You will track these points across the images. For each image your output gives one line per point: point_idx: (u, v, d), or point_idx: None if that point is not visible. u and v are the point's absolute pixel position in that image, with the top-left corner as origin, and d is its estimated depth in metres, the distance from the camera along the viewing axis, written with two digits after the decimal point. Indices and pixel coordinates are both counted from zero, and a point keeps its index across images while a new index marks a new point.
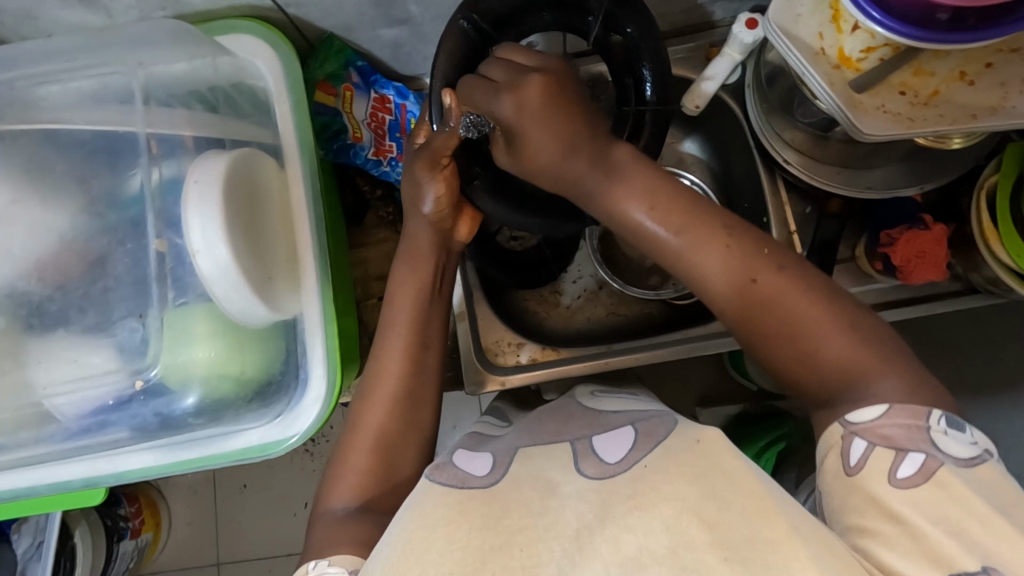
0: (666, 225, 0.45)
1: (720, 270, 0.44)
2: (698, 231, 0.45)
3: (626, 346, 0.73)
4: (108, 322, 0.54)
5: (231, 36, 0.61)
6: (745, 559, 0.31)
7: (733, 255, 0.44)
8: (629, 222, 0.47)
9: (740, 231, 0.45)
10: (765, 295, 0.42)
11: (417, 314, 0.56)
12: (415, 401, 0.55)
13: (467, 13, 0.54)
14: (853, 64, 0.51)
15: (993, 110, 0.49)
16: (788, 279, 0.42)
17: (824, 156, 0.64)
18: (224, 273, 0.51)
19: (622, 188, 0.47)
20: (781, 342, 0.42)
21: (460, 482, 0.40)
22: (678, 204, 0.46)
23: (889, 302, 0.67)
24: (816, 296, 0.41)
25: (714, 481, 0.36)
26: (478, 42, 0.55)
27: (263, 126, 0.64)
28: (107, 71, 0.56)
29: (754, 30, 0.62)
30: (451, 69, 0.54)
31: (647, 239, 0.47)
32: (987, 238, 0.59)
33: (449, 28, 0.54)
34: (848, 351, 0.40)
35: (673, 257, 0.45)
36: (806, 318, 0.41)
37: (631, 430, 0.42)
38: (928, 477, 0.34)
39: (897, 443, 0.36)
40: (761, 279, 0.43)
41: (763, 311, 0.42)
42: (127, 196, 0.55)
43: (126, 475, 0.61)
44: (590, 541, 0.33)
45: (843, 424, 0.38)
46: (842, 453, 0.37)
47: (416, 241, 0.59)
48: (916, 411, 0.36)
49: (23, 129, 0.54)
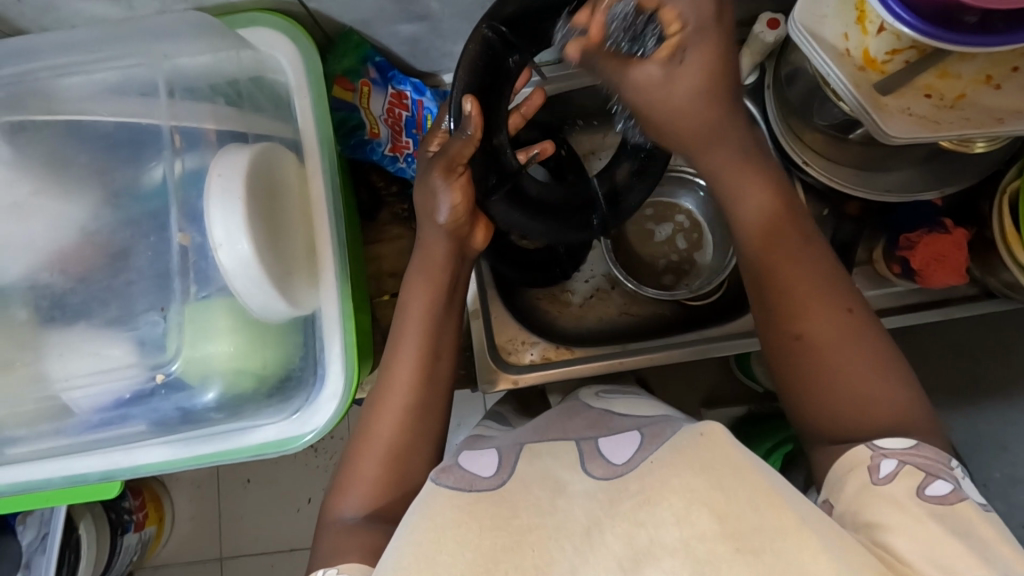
0: (791, 222, 0.48)
1: (822, 289, 0.46)
2: (810, 246, 0.48)
3: (641, 347, 0.73)
4: (132, 314, 0.54)
5: (252, 30, 0.61)
6: (757, 549, 0.32)
7: (829, 282, 0.47)
8: (756, 203, 0.48)
9: (839, 269, 0.48)
10: (848, 324, 0.45)
11: (429, 323, 0.56)
12: (424, 411, 0.54)
13: (492, 22, 0.52)
14: (878, 66, 0.50)
15: (1019, 113, 0.49)
16: (868, 324, 0.46)
17: (843, 157, 0.63)
18: (246, 268, 0.51)
19: (744, 176, 0.47)
20: (843, 370, 0.44)
21: (467, 485, 0.39)
22: (800, 219, 0.49)
23: (902, 306, 0.68)
24: (883, 348, 0.45)
25: (720, 474, 0.34)
26: (499, 50, 0.52)
27: (284, 121, 0.64)
28: (130, 62, 0.56)
29: (777, 29, 0.61)
30: (472, 77, 0.51)
31: (763, 224, 0.48)
32: (1009, 242, 0.59)
33: (472, 35, 0.51)
34: (895, 403, 0.43)
35: (784, 251, 0.47)
36: (870, 362, 0.44)
37: (638, 434, 0.41)
38: (954, 501, 0.36)
39: (926, 469, 0.38)
40: (855, 312, 0.46)
41: (839, 338, 0.45)
42: (148, 188, 0.54)
43: (141, 469, 0.60)
44: (601, 535, 0.34)
45: (871, 447, 0.40)
46: (870, 467, 0.39)
47: (430, 250, 0.57)
48: (940, 453, 0.39)
49: (46, 121, 0.54)
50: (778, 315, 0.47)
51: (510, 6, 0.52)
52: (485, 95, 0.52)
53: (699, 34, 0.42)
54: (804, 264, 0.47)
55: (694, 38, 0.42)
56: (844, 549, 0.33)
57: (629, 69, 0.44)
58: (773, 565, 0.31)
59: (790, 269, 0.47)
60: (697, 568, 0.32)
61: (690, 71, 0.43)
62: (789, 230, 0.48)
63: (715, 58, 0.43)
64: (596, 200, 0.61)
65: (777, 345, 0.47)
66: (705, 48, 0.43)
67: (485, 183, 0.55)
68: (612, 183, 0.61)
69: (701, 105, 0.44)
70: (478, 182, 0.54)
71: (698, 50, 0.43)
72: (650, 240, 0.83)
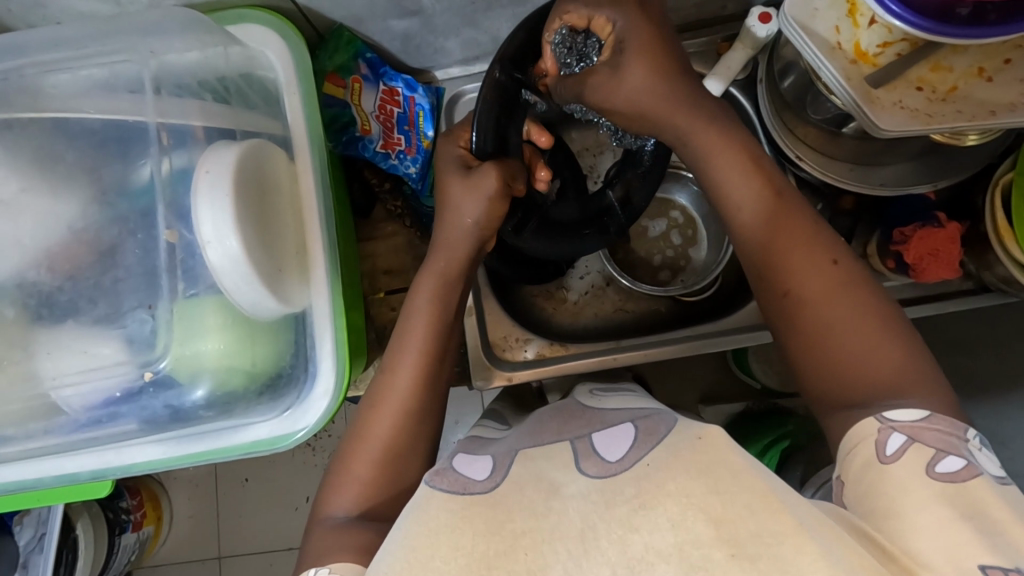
0: (766, 179, 0.48)
1: (808, 243, 0.47)
2: (791, 201, 0.48)
3: (636, 342, 0.72)
4: (118, 313, 0.54)
5: (242, 26, 0.61)
6: (751, 556, 0.32)
7: (812, 239, 0.47)
8: (721, 171, 0.49)
9: (823, 225, 0.48)
10: (839, 275, 0.45)
11: (446, 314, 0.56)
12: (426, 414, 0.54)
13: (502, 65, 0.57)
14: (870, 60, 0.50)
15: (1011, 106, 0.49)
16: (862, 275, 0.46)
17: (836, 151, 0.63)
18: (234, 265, 0.51)
19: (712, 149, 0.50)
20: (830, 327, 0.44)
21: (462, 488, 0.39)
22: (777, 174, 0.49)
23: (899, 301, 0.67)
24: (874, 298, 0.44)
25: (717, 476, 0.35)
26: (513, 91, 0.57)
27: (274, 118, 0.63)
28: (117, 59, 0.55)
29: (768, 24, 0.61)
30: (492, 118, 0.57)
31: (728, 194, 0.49)
32: (1002, 236, 0.59)
33: (486, 81, 0.56)
34: (897, 356, 0.42)
35: (757, 212, 0.48)
36: (865, 314, 0.44)
37: (632, 428, 0.41)
38: (966, 478, 0.35)
39: (938, 446, 0.37)
40: (841, 263, 0.46)
41: (826, 295, 0.45)
42: (136, 187, 0.54)
43: (133, 468, 0.61)
44: (596, 541, 0.33)
45: (881, 419, 0.39)
46: (878, 442, 0.38)
47: (458, 237, 0.57)
48: (955, 423, 0.38)
49: (32, 118, 0.53)
50: (764, 278, 0.48)
51: (514, 49, 0.57)
52: (499, 128, 0.57)
53: (629, 36, 0.49)
54: (777, 224, 0.47)
55: (626, 40, 0.49)
56: (841, 548, 0.33)
57: (589, 78, 0.52)
58: (767, 569, 0.31)
59: (769, 235, 0.47)
60: (691, 571, 0.31)
61: (635, 68, 0.49)
62: (764, 190, 0.48)
63: (648, 51, 0.49)
64: (612, 207, 0.65)
65: (769, 307, 0.48)
66: (637, 44, 0.49)
67: (515, 218, 0.61)
68: (624, 190, 0.65)
69: (655, 99, 0.50)
70: (507, 217, 0.60)
71: (634, 49, 0.49)
72: (647, 236, 0.83)
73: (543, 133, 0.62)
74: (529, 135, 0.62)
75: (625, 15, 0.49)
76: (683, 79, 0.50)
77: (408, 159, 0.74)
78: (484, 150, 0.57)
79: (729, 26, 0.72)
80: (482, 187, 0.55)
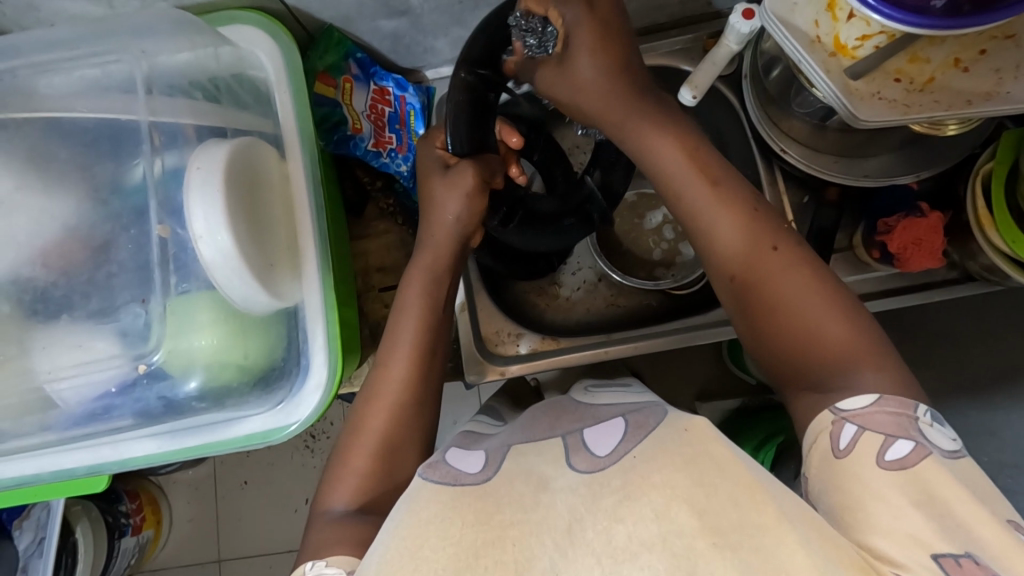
0: (703, 171, 0.50)
1: (753, 225, 0.48)
2: (728, 186, 0.49)
3: (626, 335, 0.73)
4: (112, 307, 0.54)
5: (233, 27, 0.62)
6: (733, 544, 0.32)
7: (759, 226, 0.48)
8: (661, 159, 0.51)
9: (771, 210, 0.50)
10: (782, 258, 0.47)
11: (427, 311, 0.57)
12: (416, 405, 0.55)
13: (468, 67, 0.53)
14: (849, 52, 0.50)
15: (988, 96, 0.50)
16: (804, 253, 0.48)
17: (822, 144, 0.64)
18: (227, 259, 0.52)
19: (650, 134, 0.52)
20: (789, 311, 0.46)
21: (452, 479, 0.40)
22: (715, 161, 0.51)
23: (887, 289, 0.68)
24: (820, 277, 0.46)
25: (703, 468, 0.35)
26: (482, 90, 0.54)
27: (264, 117, 0.64)
28: (109, 59, 0.56)
29: (751, 19, 0.59)
30: (466, 119, 0.54)
31: (674, 189, 0.51)
32: (982, 224, 0.60)
33: (454, 84, 0.53)
34: (848, 332, 0.44)
35: (700, 210, 0.49)
36: (810, 295, 0.46)
37: (623, 423, 0.42)
38: (915, 462, 0.36)
39: (888, 431, 0.38)
40: (781, 249, 0.47)
41: (777, 275, 0.47)
42: (130, 185, 0.55)
43: (129, 462, 0.62)
44: (582, 532, 0.34)
45: (834, 411, 0.41)
46: (832, 435, 0.40)
47: (438, 237, 0.58)
48: (904, 402, 0.39)
49: (25, 117, 0.54)
50: (724, 267, 0.49)
51: (477, 49, 0.54)
52: (476, 132, 0.55)
53: (576, 30, 0.51)
54: (715, 218, 0.48)
55: (573, 31, 0.51)
56: (818, 538, 0.34)
57: (540, 70, 0.54)
58: (749, 557, 0.32)
59: (720, 225, 0.48)
60: (676, 562, 0.32)
61: (581, 57, 0.51)
62: (712, 190, 0.49)
63: (596, 46, 0.51)
64: (593, 194, 0.66)
65: (725, 294, 0.50)
66: (585, 43, 0.51)
67: (499, 214, 0.61)
68: (603, 176, 0.66)
69: (604, 86, 0.52)
70: (491, 213, 0.61)
71: (582, 41, 0.51)
72: (642, 232, 0.84)
73: (514, 133, 0.60)
74: (500, 136, 0.60)
75: (574, 7, 0.50)
76: (625, 73, 0.52)
77: (399, 156, 0.75)
78: (463, 151, 0.55)
79: (715, 23, 0.74)
80: (459, 185, 0.56)
